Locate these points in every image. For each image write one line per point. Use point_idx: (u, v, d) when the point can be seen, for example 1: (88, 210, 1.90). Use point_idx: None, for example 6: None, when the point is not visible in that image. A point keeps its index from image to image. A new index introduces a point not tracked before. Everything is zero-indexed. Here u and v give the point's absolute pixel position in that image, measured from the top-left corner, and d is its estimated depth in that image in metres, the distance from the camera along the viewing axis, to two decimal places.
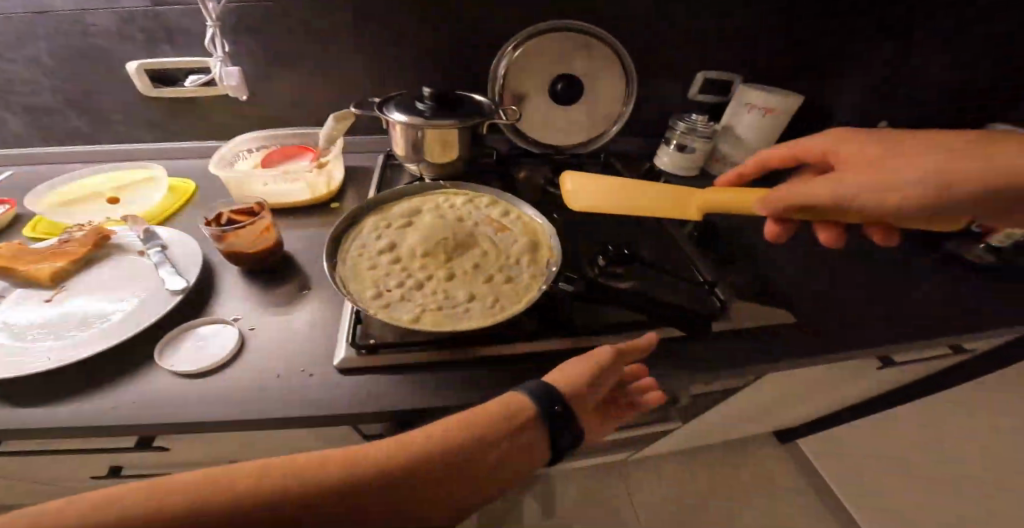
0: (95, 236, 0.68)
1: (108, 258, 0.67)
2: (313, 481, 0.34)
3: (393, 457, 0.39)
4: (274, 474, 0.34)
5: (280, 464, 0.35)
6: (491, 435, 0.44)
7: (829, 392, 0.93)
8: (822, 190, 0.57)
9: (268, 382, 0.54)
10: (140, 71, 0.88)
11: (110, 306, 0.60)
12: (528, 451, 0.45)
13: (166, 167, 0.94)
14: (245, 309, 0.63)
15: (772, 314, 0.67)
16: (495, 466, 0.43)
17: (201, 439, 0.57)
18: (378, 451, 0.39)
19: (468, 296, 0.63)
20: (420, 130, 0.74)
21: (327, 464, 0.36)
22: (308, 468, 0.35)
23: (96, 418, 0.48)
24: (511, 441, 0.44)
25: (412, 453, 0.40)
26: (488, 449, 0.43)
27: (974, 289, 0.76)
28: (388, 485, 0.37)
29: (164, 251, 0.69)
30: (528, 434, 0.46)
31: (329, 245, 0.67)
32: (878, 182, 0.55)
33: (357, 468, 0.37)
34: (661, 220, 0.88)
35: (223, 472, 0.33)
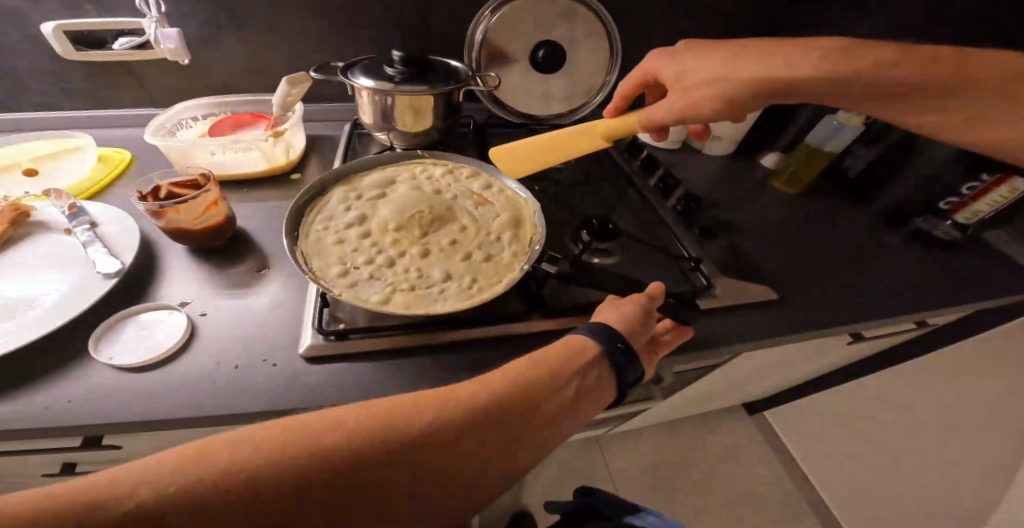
0: (10, 212, 0.54)
1: (26, 238, 0.54)
2: (364, 437, 0.26)
3: (451, 400, 0.30)
4: (319, 430, 0.25)
5: (325, 417, 0.27)
6: (558, 374, 0.36)
7: (800, 364, 0.86)
8: (683, 97, 0.56)
9: (225, 375, 0.42)
10: (58, 33, 0.69)
11: (33, 293, 0.47)
12: (598, 396, 0.37)
13: (105, 138, 0.78)
14: (195, 289, 0.51)
15: (750, 289, 0.61)
16: (565, 413, 0.34)
17: (157, 437, 0.46)
18: (436, 394, 0.31)
19: (445, 275, 0.51)
20: (390, 97, 0.64)
21: (378, 410, 0.28)
22: (357, 417, 0.27)
23: (30, 419, 0.37)
24: (581, 381, 0.36)
25: (476, 396, 0.31)
26: (557, 391, 0.35)
27: (944, 265, 0.76)
28: (454, 436, 0.28)
29: (96, 229, 0.55)
30: (595, 370, 0.38)
31: (288, 214, 0.55)
32: (745, 73, 0.52)
33: (416, 417, 0.28)
34: (645, 190, 0.77)
35: (260, 429, 0.25)
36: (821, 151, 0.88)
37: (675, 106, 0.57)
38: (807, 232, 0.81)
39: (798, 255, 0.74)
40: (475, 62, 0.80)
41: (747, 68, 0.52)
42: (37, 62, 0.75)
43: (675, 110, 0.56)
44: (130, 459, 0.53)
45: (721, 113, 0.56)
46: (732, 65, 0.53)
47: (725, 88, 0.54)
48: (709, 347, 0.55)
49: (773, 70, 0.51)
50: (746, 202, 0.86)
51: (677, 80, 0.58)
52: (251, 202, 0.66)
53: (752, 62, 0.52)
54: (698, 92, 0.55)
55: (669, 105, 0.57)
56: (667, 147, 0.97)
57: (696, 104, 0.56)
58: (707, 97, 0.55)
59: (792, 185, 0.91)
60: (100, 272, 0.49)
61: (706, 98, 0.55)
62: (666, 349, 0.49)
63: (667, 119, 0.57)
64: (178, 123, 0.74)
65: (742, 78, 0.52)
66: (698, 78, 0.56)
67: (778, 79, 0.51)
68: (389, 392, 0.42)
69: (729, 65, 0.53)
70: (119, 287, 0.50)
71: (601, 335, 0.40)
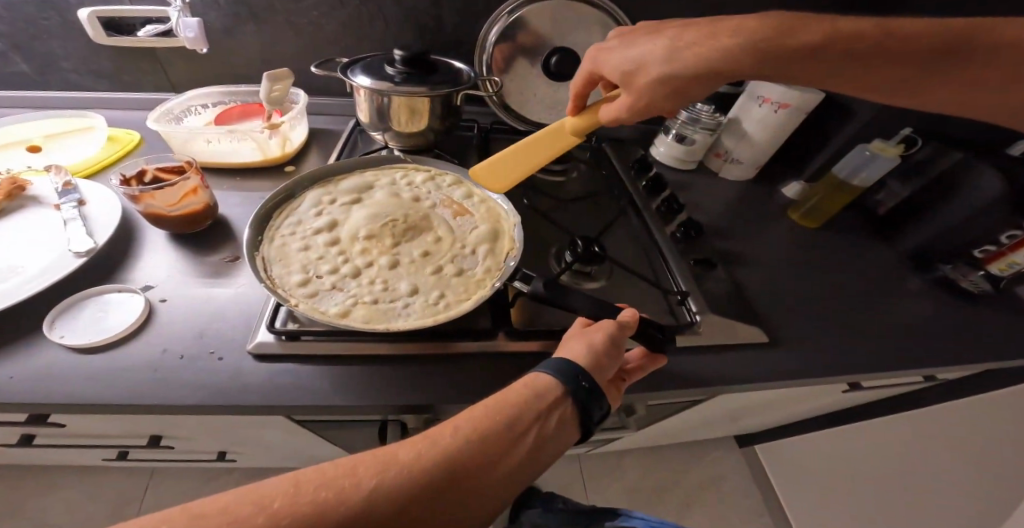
0: (8, 185, 0.59)
1: (18, 212, 0.58)
2: (287, 520, 0.24)
3: (393, 466, 0.29)
4: (239, 517, 0.24)
5: (248, 497, 0.26)
6: (514, 421, 0.34)
7: (790, 406, 0.82)
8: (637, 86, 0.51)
9: (168, 364, 0.45)
10: (93, 19, 0.73)
11: (11, 266, 0.52)
12: (560, 440, 0.36)
13: (120, 120, 0.81)
14: (165, 275, 0.55)
15: (742, 330, 0.59)
16: (524, 461, 0.33)
17: (94, 417, 0.51)
18: (375, 460, 0.29)
19: (410, 288, 0.53)
20: (386, 97, 0.64)
21: (308, 486, 0.27)
22: (282, 497, 0.26)
23: None
24: (541, 426, 0.35)
25: (419, 459, 0.30)
26: (513, 442, 0.34)
27: (962, 317, 0.71)
28: (393, 509, 0.27)
29: (82, 207, 0.60)
30: (557, 414, 0.37)
31: (254, 218, 0.57)
32: (688, 65, 0.47)
33: (351, 494, 0.27)
34: (642, 212, 0.75)
35: (173, 516, 0.24)
36: (848, 185, 0.83)
37: (625, 104, 0.52)
38: (815, 269, 0.76)
39: (801, 293, 0.70)
40: (484, 65, 0.81)
41: (688, 59, 0.47)
42: (68, 43, 0.78)
43: (630, 110, 0.52)
44: (83, 434, 0.59)
45: (677, 104, 0.51)
46: (671, 59, 0.48)
47: (673, 81, 0.48)
48: (688, 384, 0.52)
49: (717, 55, 0.45)
50: (749, 231, 0.82)
51: (621, 78, 0.52)
52: (239, 191, 0.69)
53: (690, 53, 0.47)
54: (645, 90, 0.50)
55: (620, 105, 0.53)
56: (680, 166, 0.93)
57: (648, 101, 0.51)
58: (655, 94, 0.50)
59: (810, 218, 0.86)
60: (73, 250, 0.53)
61: (656, 98, 0.50)
62: (634, 378, 0.48)
63: (625, 119, 0.53)
64: (187, 109, 0.76)
65: (687, 70, 0.47)
66: (641, 76, 0.50)
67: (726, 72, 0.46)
68: (350, 398, 0.45)
69: (670, 59, 0.48)
70: (88, 264, 0.55)
71: (565, 374, 0.39)
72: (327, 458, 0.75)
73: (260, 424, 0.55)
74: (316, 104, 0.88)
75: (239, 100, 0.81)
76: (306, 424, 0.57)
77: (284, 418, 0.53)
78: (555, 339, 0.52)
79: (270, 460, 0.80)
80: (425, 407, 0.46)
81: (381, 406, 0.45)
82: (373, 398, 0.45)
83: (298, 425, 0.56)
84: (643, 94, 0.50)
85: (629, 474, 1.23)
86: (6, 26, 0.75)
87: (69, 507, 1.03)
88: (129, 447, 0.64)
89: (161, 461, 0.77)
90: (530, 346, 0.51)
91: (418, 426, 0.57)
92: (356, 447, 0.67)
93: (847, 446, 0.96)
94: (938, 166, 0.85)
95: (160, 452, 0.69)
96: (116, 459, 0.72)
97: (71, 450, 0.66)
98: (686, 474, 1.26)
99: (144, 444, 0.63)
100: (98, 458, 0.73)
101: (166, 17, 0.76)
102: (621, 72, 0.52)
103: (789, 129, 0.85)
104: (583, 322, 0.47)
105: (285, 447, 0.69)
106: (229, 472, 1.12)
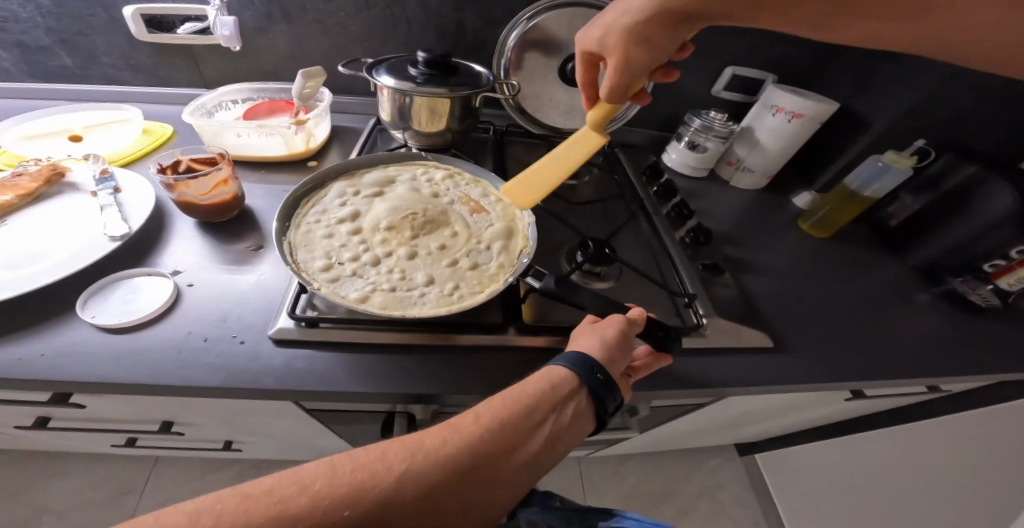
0: (48, 171, 0.62)
1: (57, 197, 0.62)
2: (327, 501, 0.26)
3: (421, 452, 0.31)
4: (283, 497, 0.26)
5: (290, 480, 0.27)
6: (533, 411, 0.36)
7: (793, 414, 0.83)
8: (616, 51, 0.52)
9: (192, 346, 0.48)
10: (136, 16, 0.76)
11: (48, 248, 0.55)
12: (577, 431, 0.38)
13: (153, 113, 0.84)
14: (191, 261, 0.57)
15: (748, 335, 0.60)
16: (542, 449, 0.35)
17: (114, 399, 0.53)
18: (404, 446, 0.31)
19: (427, 279, 0.55)
20: (408, 97, 0.67)
21: (344, 469, 0.28)
22: (321, 479, 0.27)
23: (21, 363, 0.44)
24: (558, 417, 0.37)
25: (445, 446, 0.32)
26: (532, 431, 0.35)
27: (967, 331, 0.71)
28: (424, 492, 0.29)
29: (117, 194, 0.63)
30: (573, 405, 0.38)
31: (282, 205, 0.60)
32: (646, 9, 0.48)
33: (383, 476, 0.29)
34: (652, 216, 0.76)
35: (224, 497, 0.26)
36: (859, 196, 0.83)
37: (610, 67, 0.53)
38: (823, 279, 0.77)
39: (806, 302, 0.70)
40: (503, 69, 0.83)
41: (644, 4, 0.48)
42: (111, 39, 0.82)
43: (617, 72, 0.53)
44: (98, 418, 0.62)
45: (654, 50, 0.51)
46: (632, 11, 0.50)
47: (642, 27, 0.49)
48: (694, 386, 0.53)
49: None
50: (757, 239, 0.83)
51: (599, 47, 0.55)
52: (263, 184, 0.72)
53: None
54: (619, 45, 0.51)
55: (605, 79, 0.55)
56: (692, 173, 0.95)
57: (628, 54, 0.51)
58: (631, 45, 0.51)
59: (819, 228, 0.87)
60: (109, 235, 0.56)
61: (633, 52, 0.51)
62: (641, 375, 0.48)
63: (615, 84, 0.54)
64: (217, 104, 0.80)
65: (649, 12, 0.48)
66: (611, 37, 0.52)
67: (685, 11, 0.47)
68: (361, 385, 0.47)
69: (633, 10, 0.49)
70: (123, 249, 0.57)
71: (580, 366, 0.41)
72: (333, 449, 0.77)
73: (272, 411, 0.57)
74: (339, 102, 0.91)
75: (267, 97, 0.84)
76: (315, 412, 0.58)
77: (296, 406, 0.55)
78: (563, 334, 0.53)
79: (276, 450, 0.82)
80: (434, 397, 0.47)
81: (393, 393, 0.47)
82: (386, 386, 0.47)
83: (308, 413, 0.57)
84: (619, 51, 0.51)
85: (629, 480, 1.23)
86: (54, 23, 0.79)
87: (77, 492, 1.05)
88: (142, 431, 0.66)
89: (170, 448, 0.79)
90: (539, 341, 0.53)
91: (425, 418, 0.59)
92: (363, 439, 0.69)
93: (848, 454, 0.96)
94: (950, 180, 0.83)
95: (170, 439, 0.71)
96: (125, 445, 0.74)
97: (85, 434, 0.68)
98: (686, 480, 1.26)
99: (156, 430, 0.65)
100: (109, 444, 0.76)
101: (203, 16, 0.79)
102: (597, 43, 0.55)
103: (800, 139, 0.86)
104: (591, 319, 0.49)
105: (294, 436, 0.70)
106: (233, 463, 1.14)
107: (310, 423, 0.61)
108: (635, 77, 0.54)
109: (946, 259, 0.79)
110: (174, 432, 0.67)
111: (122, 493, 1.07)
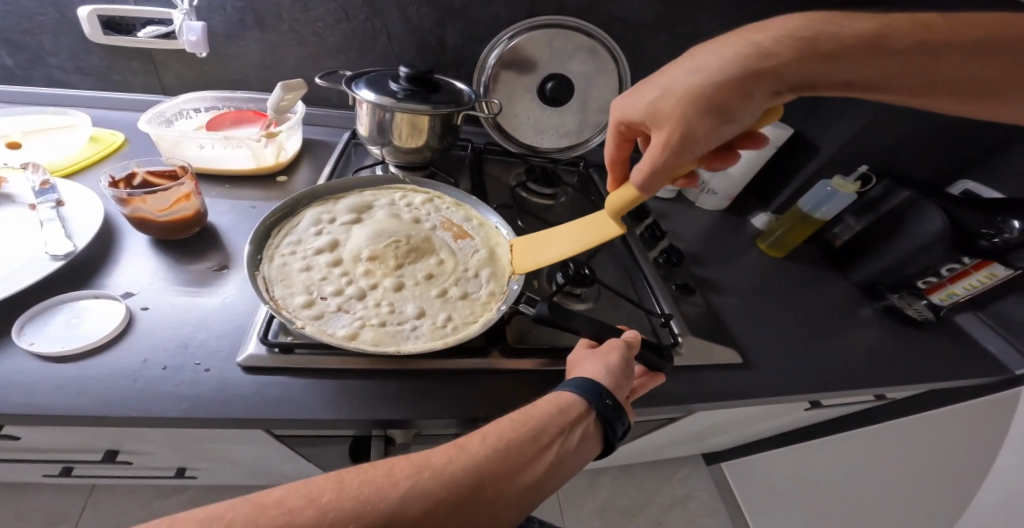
0: None
1: None
2: (333, 515, 0.25)
3: (427, 469, 0.30)
4: (293, 508, 0.25)
5: (298, 492, 0.27)
6: (541, 433, 0.36)
7: (756, 424, 0.87)
8: (673, 120, 0.46)
9: (148, 375, 0.44)
10: (93, 17, 0.71)
11: None
12: (582, 453, 0.38)
13: (103, 119, 0.78)
14: (146, 284, 0.53)
15: (719, 351, 0.63)
16: (548, 473, 0.34)
17: (54, 430, 0.48)
18: (410, 462, 0.30)
19: (417, 311, 0.54)
20: (388, 112, 0.65)
21: (350, 483, 0.28)
22: (328, 492, 0.27)
23: None
24: (565, 440, 0.37)
25: (453, 464, 0.31)
26: (537, 453, 0.35)
27: (906, 342, 0.78)
28: (431, 508, 0.28)
29: (59, 209, 0.57)
30: (581, 428, 0.38)
31: (254, 235, 0.57)
32: (722, 71, 0.43)
33: (389, 492, 0.28)
34: (628, 238, 0.79)
35: (233, 507, 0.25)
36: (812, 217, 0.89)
37: (660, 139, 0.47)
38: (783, 296, 0.82)
39: (768, 318, 0.75)
40: (483, 86, 0.83)
41: (721, 64, 0.43)
42: (59, 39, 0.75)
43: (670, 148, 0.47)
44: (31, 448, 0.56)
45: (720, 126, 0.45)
46: (700, 72, 0.44)
47: (713, 90, 0.43)
48: (670, 402, 0.55)
49: (757, 56, 0.43)
50: (722, 258, 0.87)
51: (647, 113, 0.49)
52: (229, 199, 0.68)
53: (718, 59, 0.44)
54: (680, 111, 0.45)
55: (646, 155, 0.49)
56: (661, 195, 0.99)
57: (686, 125, 0.45)
58: (691, 115, 0.45)
59: (776, 249, 0.92)
60: (50, 254, 0.51)
61: (696, 123, 0.45)
62: (639, 394, 0.50)
63: (661, 162, 0.48)
64: (179, 112, 0.75)
65: (725, 75, 0.43)
66: (670, 103, 0.46)
67: (778, 68, 0.43)
68: (338, 411, 0.45)
69: (706, 71, 0.44)
70: (66, 269, 0.52)
71: (588, 392, 0.41)
72: (300, 474, 0.73)
73: (238, 437, 0.53)
74: (311, 115, 0.89)
75: (234, 105, 0.80)
76: (285, 438, 0.55)
77: (266, 434, 0.52)
78: (546, 356, 0.54)
79: (234, 477, 0.77)
80: (414, 422, 0.46)
81: (370, 419, 0.45)
82: (365, 412, 0.45)
83: (277, 440, 0.54)
84: (677, 121, 0.45)
85: (601, 492, 1.24)
86: None
87: None
88: (81, 463, 0.60)
89: (111, 477, 0.72)
90: (522, 364, 0.52)
91: (404, 441, 0.56)
92: (334, 465, 0.66)
93: (805, 459, 1.02)
94: (889, 202, 0.85)
95: (112, 468, 0.65)
96: (59, 475, 0.67)
97: (11, 465, 0.61)
98: (654, 489, 1.28)
99: (98, 460, 0.59)
100: (40, 474, 0.68)
101: (169, 21, 0.75)
102: (646, 108, 0.49)
103: (761, 163, 0.92)
104: (588, 343, 0.50)
105: (258, 462, 0.66)
106: (183, 490, 1.05)
107: (279, 449, 0.58)
108: (689, 153, 0.47)
109: (885, 277, 0.85)
110: (118, 462, 0.61)
111: (52, 524, 0.96)
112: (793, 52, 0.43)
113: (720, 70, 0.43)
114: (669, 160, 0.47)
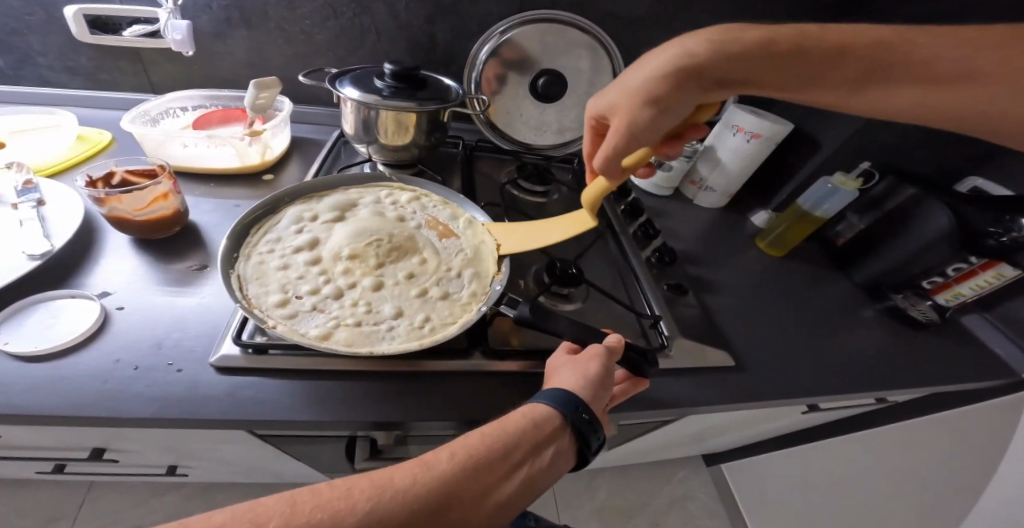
0: None
1: None
2: None
3: (389, 490, 0.28)
4: None
5: (244, 514, 0.24)
6: (512, 451, 0.35)
7: (754, 426, 0.85)
8: (622, 113, 0.49)
9: (120, 376, 0.43)
10: (79, 16, 0.71)
11: None
12: (553, 473, 0.36)
13: (92, 118, 0.78)
14: (125, 283, 0.53)
15: (710, 354, 0.61)
16: (515, 493, 0.33)
17: (36, 429, 0.48)
18: (370, 482, 0.29)
19: (395, 312, 0.53)
20: (373, 110, 0.65)
21: (303, 508, 0.26)
22: (278, 517, 0.25)
23: None
24: (537, 459, 0.36)
25: (416, 486, 0.29)
26: (506, 473, 0.34)
27: (908, 344, 0.76)
28: None
29: (41, 208, 0.57)
30: (554, 446, 0.37)
31: (231, 233, 0.56)
32: (663, 67, 0.45)
33: (347, 516, 0.26)
34: (620, 237, 0.77)
35: None
36: (812, 216, 0.87)
37: (610, 133, 0.50)
38: (780, 296, 0.80)
39: (763, 319, 0.73)
40: (473, 82, 0.82)
41: (665, 59, 0.45)
42: (48, 39, 0.75)
43: (615, 137, 0.49)
44: (18, 446, 0.56)
45: (661, 119, 0.47)
46: (647, 71, 0.47)
47: (652, 87, 0.46)
48: (657, 406, 0.54)
49: (695, 51, 0.44)
50: (719, 258, 0.86)
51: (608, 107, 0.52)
52: (214, 197, 0.68)
53: (664, 55, 0.45)
54: (628, 106, 0.48)
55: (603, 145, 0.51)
56: (659, 193, 0.97)
57: (630, 118, 0.47)
58: (636, 109, 0.47)
59: (775, 248, 0.90)
60: (28, 253, 0.51)
61: (639, 114, 0.47)
62: (619, 402, 0.48)
63: (614, 149, 0.50)
64: (165, 111, 0.75)
65: (664, 72, 0.45)
66: (624, 98, 0.49)
67: (714, 68, 0.44)
68: (313, 413, 0.44)
69: (652, 66, 0.46)
70: (44, 269, 0.52)
71: (564, 403, 0.40)
72: (289, 474, 0.73)
73: (221, 438, 0.53)
74: (300, 112, 0.88)
75: (222, 104, 0.80)
76: (268, 439, 0.55)
77: (246, 434, 0.52)
78: (529, 358, 0.53)
79: (226, 476, 0.77)
80: (392, 424, 0.45)
81: (345, 422, 0.44)
82: (342, 413, 0.45)
83: (260, 441, 0.54)
84: (624, 113, 0.48)
85: (599, 493, 1.23)
86: None
87: None
88: (68, 460, 0.60)
89: (104, 475, 0.72)
90: (503, 366, 0.51)
91: (387, 442, 0.55)
92: (321, 465, 0.65)
93: (805, 462, 1.00)
94: (892, 201, 0.83)
95: (103, 466, 0.65)
96: (51, 473, 0.67)
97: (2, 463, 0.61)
98: (653, 490, 1.27)
99: (86, 458, 0.59)
100: (32, 471, 0.68)
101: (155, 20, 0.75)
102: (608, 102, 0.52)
103: (759, 160, 0.90)
104: (569, 347, 0.49)
105: (246, 462, 0.66)
106: (179, 486, 1.06)
107: (264, 449, 0.57)
108: (637, 145, 0.49)
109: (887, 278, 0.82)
110: (106, 460, 0.61)
111: (50, 520, 0.97)
112: (734, 51, 0.43)
113: (661, 64, 0.45)
114: (612, 157, 0.50)
